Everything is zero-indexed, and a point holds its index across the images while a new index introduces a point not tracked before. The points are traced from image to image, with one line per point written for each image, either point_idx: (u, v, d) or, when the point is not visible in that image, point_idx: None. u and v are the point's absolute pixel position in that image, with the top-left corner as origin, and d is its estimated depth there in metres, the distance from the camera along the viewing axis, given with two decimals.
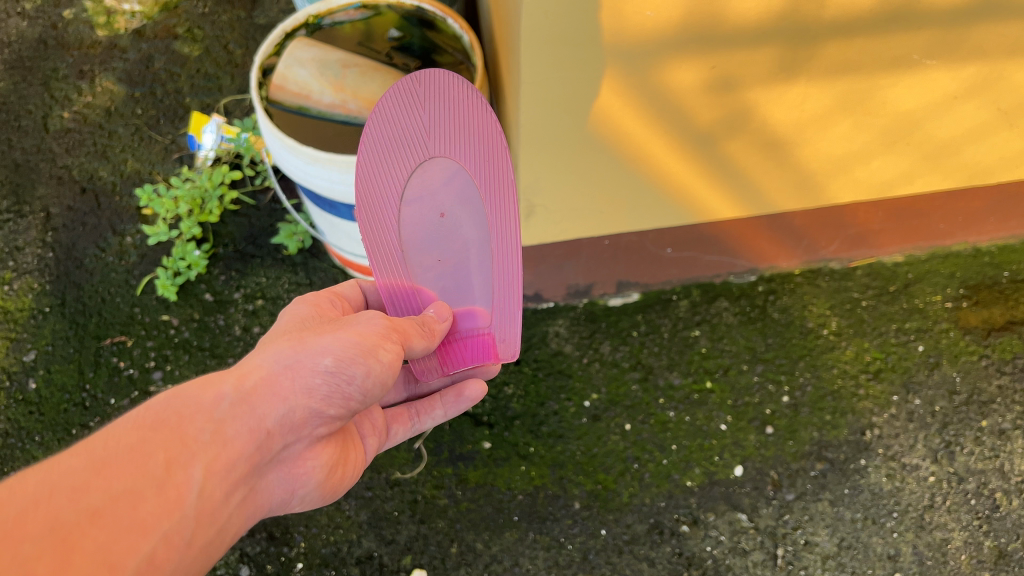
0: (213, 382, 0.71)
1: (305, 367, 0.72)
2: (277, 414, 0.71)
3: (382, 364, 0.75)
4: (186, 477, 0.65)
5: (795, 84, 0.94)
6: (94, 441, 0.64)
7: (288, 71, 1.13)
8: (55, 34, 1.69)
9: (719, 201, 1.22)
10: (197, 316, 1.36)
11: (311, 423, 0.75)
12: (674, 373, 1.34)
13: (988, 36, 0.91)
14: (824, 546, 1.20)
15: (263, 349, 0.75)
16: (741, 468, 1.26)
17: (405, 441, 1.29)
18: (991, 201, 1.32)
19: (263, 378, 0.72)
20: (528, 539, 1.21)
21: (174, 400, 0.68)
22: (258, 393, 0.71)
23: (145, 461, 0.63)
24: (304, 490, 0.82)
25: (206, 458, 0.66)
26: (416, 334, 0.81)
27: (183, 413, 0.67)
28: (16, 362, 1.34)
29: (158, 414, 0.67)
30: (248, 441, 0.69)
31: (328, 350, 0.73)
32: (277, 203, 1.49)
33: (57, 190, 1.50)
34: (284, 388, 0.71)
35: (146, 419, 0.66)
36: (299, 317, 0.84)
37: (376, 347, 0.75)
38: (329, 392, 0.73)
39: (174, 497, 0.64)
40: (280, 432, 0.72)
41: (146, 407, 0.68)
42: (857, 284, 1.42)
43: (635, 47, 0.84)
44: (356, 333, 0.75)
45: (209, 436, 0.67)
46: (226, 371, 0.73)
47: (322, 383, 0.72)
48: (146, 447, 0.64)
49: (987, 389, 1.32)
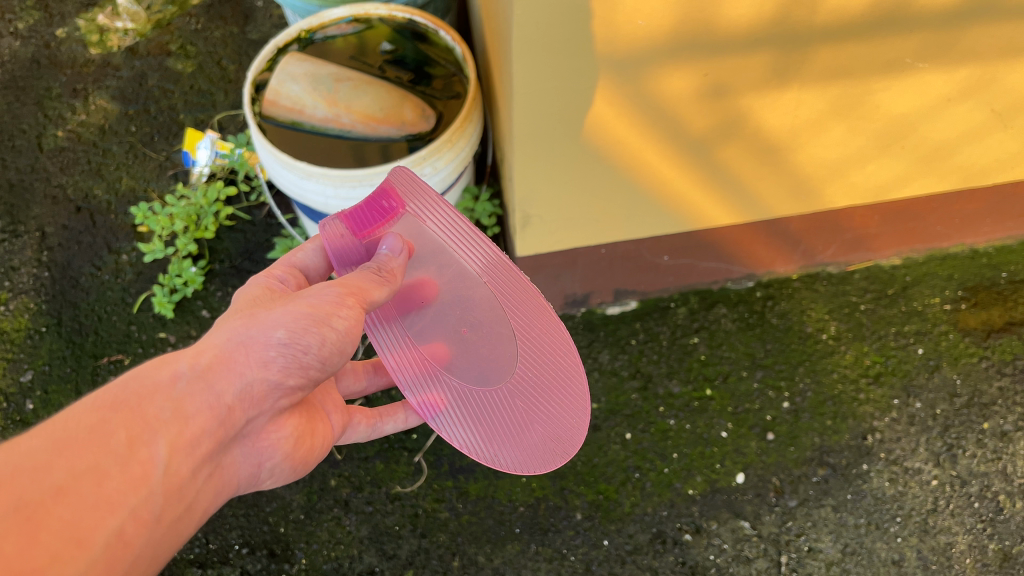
0: (167, 360, 0.67)
1: (259, 341, 0.70)
2: (237, 387, 0.69)
3: (338, 332, 0.73)
4: (150, 454, 0.62)
5: (788, 89, 0.94)
6: (51, 423, 0.60)
7: (280, 86, 1.11)
8: (48, 53, 1.69)
9: (714, 207, 1.21)
10: (194, 332, 1.36)
11: (272, 397, 0.73)
12: (674, 381, 1.33)
13: (981, 37, 0.90)
14: (827, 553, 1.20)
15: (216, 327, 0.72)
16: (743, 476, 1.25)
17: (404, 455, 1.28)
18: (988, 202, 1.32)
19: (218, 354, 0.69)
20: (531, 551, 1.21)
21: (133, 380, 0.64)
22: (214, 369, 0.67)
23: (107, 440, 0.60)
24: (272, 463, 0.80)
25: (170, 433, 0.63)
26: (376, 286, 0.77)
27: (142, 391, 0.64)
28: (13, 382, 1.35)
29: (116, 394, 0.63)
30: (210, 417, 0.67)
31: (280, 323, 0.71)
32: (272, 218, 1.48)
33: (52, 210, 1.50)
34: (240, 363, 0.69)
35: (105, 398, 0.63)
36: (255, 291, 0.81)
37: (329, 316, 0.72)
38: (287, 364, 0.71)
39: (139, 475, 0.61)
40: (242, 407, 0.70)
41: (103, 388, 0.64)
42: (855, 288, 1.42)
43: (627, 55, 0.84)
44: (308, 304, 0.73)
45: (170, 413, 0.64)
46: (181, 350, 0.69)
47: (276, 357, 0.70)
48: (107, 427, 0.61)
49: (988, 391, 1.31)
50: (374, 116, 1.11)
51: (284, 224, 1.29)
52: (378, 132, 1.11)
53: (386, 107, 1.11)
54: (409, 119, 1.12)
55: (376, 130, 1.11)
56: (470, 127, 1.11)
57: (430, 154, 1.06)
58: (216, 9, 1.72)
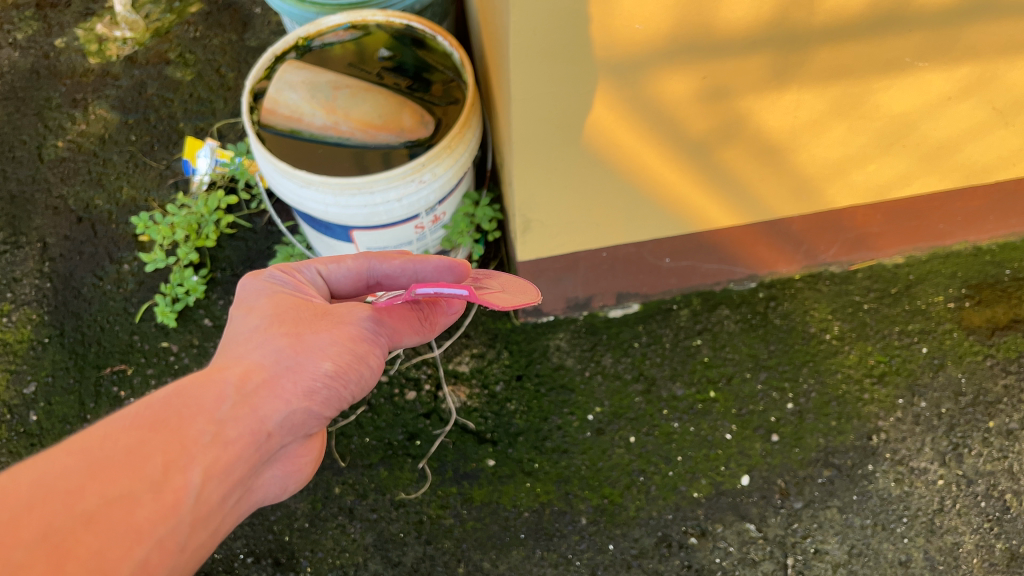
0: (212, 380, 0.68)
1: (305, 369, 0.73)
2: (277, 415, 0.71)
3: (371, 369, 0.80)
4: (185, 480, 0.62)
5: (787, 91, 0.94)
6: (84, 441, 0.60)
7: (278, 94, 1.11)
8: (47, 64, 1.69)
9: (715, 209, 1.21)
10: (197, 341, 1.36)
11: (306, 425, 0.77)
12: (678, 384, 1.33)
13: (981, 35, 0.90)
14: (834, 555, 1.20)
15: (256, 344, 0.73)
16: (748, 478, 1.25)
17: (408, 462, 1.28)
18: (991, 200, 1.31)
19: (264, 379, 0.71)
20: (536, 556, 1.21)
21: (175, 401, 0.65)
22: (260, 395, 0.70)
23: (143, 464, 0.60)
24: (291, 483, 0.84)
25: (206, 460, 0.64)
26: (411, 333, 0.84)
27: (184, 414, 0.65)
28: (16, 394, 1.36)
29: (158, 413, 0.64)
30: (249, 442, 0.68)
31: (327, 354, 0.75)
32: (273, 226, 1.48)
33: (53, 221, 1.50)
34: (286, 390, 0.72)
35: (145, 419, 0.63)
36: (288, 298, 0.79)
37: (368, 355, 0.78)
38: (326, 395, 0.75)
39: (170, 502, 0.61)
40: (279, 434, 0.72)
41: (142, 406, 0.64)
42: (859, 288, 1.41)
43: (625, 59, 0.84)
44: (351, 338, 0.77)
45: (209, 438, 0.65)
46: (220, 368, 0.70)
47: (321, 387, 0.74)
48: (145, 449, 0.61)
49: (993, 389, 1.31)
50: (373, 123, 1.11)
51: (283, 231, 1.29)
52: (377, 139, 1.11)
53: (385, 114, 1.11)
54: (408, 125, 1.12)
55: (375, 138, 1.11)
56: (468, 133, 1.10)
57: (429, 161, 1.05)
58: (215, 17, 1.72)
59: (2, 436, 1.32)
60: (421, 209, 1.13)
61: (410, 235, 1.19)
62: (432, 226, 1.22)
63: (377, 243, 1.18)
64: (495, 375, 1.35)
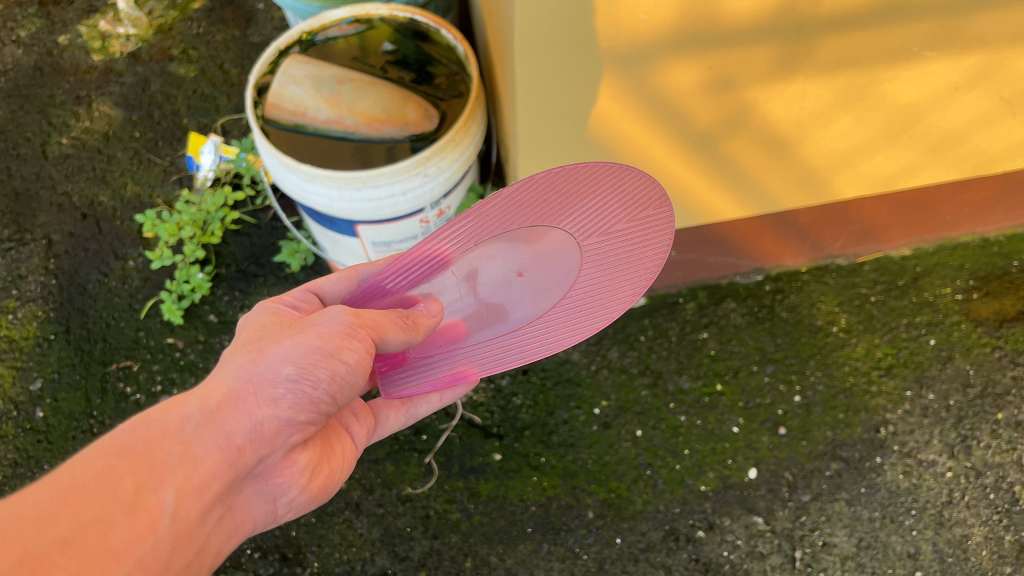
0: (178, 403, 0.68)
1: (266, 379, 0.69)
2: (246, 427, 0.68)
3: (348, 365, 0.71)
4: (157, 501, 0.63)
5: (793, 81, 0.93)
6: (60, 472, 0.62)
7: (282, 89, 1.11)
8: (51, 61, 1.69)
9: (721, 201, 1.21)
10: (202, 337, 1.37)
11: (286, 434, 0.71)
12: (684, 377, 1.33)
13: (989, 25, 0.89)
14: (842, 547, 1.20)
15: (225, 364, 0.72)
16: (755, 471, 1.25)
17: (415, 456, 1.28)
18: (998, 190, 1.30)
19: (226, 395, 0.68)
20: (543, 550, 1.21)
21: (141, 427, 0.66)
22: (223, 411, 0.67)
23: (113, 488, 0.61)
24: (288, 498, 0.78)
25: (176, 479, 0.64)
26: (393, 328, 0.78)
27: (149, 437, 0.65)
28: (22, 391, 1.36)
29: (125, 440, 0.65)
30: (220, 459, 0.67)
31: (288, 358, 0.70)
32: (278, 221, 1.48)
33: (58, 218, 1.50)
34: (249, 402, 0.68)
35: (115, 446, 0.64)
36: (266, 320, 0.82)
37: (337, 350, 0.71)
38: (297, 400, 0.70)
39: (145, 523, 0.62)
40: (255, 447, 0.69)
41: (112, 435, 0.66)
42: (866, 280, 1.40)
43: (631, 50, 0.83)
44: (317, 337, 0.72)
45: (176, 458, 0.65)
46: (190, 390, 0.70)
47: (286, 393, 0.69)
48: (114, 473, 0.62)
49: (1001, 381, 1.30)
50: (377, 117, 1.10)
51: (289, 226, 1.28)
52: (381, 133, 1.11)
53: (389, 108, 1.11)
54: (412, 119, 1.11)
55: (380, 131, 1.11)
56: (473, 126, 1.10)
57: (434, 154, 1.05)
58: (218, 13, 1.72)
59: (9, 433, 1.33)
60: (427, 204, 1.13)
61: (415, 229, 1.19)
62: (438, 220, 1.21)
63: (382, 237, 1.18)
64: (501, 370, 1.35)
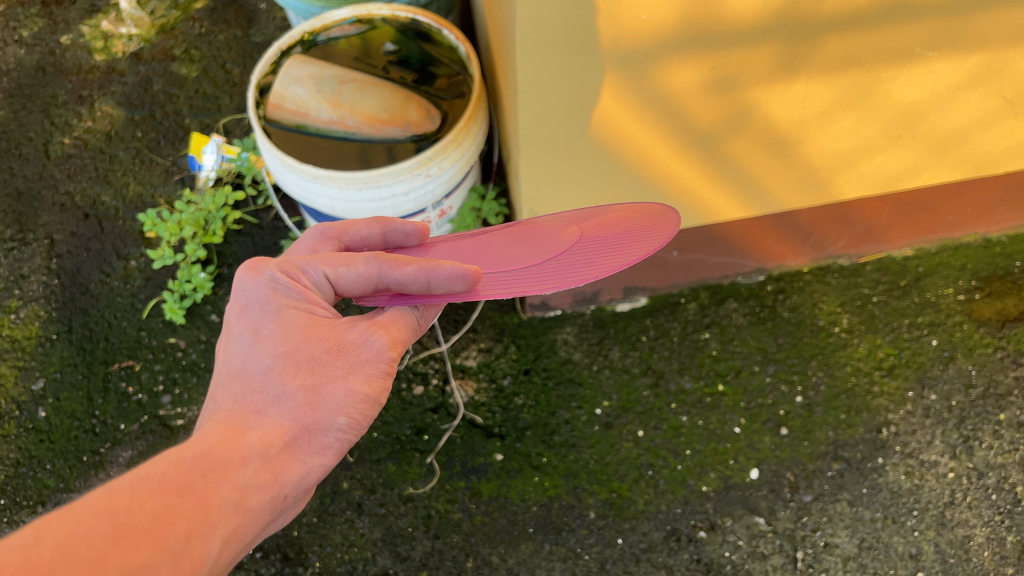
0: (236, 443, 0.66)
1: (320, 426, 0.71)
2: (295, 478, 0.69)
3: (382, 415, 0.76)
4: (205, 550, 0.60)
5: (795, 81, 0.93)
6: (109, 504, 0.57)
7: (284, 89, 1.11)
8: (53, 61, 1.69)
9: (724, 201, 1.20)
10: (204, 337, 1.37)
11: (316, 481, 0.74)
12: (686, 377, 1.33)
13: (991, 24, 0.89)
14: (844, 548, 1.20)
15: (274, 402, 0.70)
16: (757, 471, 1.25)
17: (416, 456, 1.28)
18: (1000, 191, 1.30)
19: (286, 441, 0.69)
20: (544, 550, 1.21)
21: (202, 465, 0.63)
22: (281, 459, 0.68)
23: (167, 532, 0.58)
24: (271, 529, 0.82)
25: (227, 527, 0.62)
26: (412, 337, 0.79)
27: (210, 478, 0.63)
28: (25, 391, 1.36)
29: (184, 477, 0.62)
30: (267, 507, 0.66)
31: (343, 409, 0.71)
32: (280, 221, 1.49)
33: (60, 218, 1.51)
34: (302, 450, 0.70)
35: (166, 484, 0.60)
36: (295, 318, 0.73)
37: (383, 402, 0.75)
38: (339, 448, 0.73)
39: (189, 572, 0.58)
40: (292, 494, 0.70)
41: (168, 469, 0.62)
42: (867, 280, 1.40)
43: (633, 50, 0.83)
44: (369, 385, 0.73)
45: (231, 505, 0.63)
46: (242, 427, 0.68)
47: (333, 442, 0.72)
48: (169, 516, 0.59)
49: (1003, 382, 1.30)
50: (379, 117, 1.10)
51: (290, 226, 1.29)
52: (383, 133, 1.11)
53: (391, 108, 1.11)
54: (414, 119, 1.11)
55: (382, 132, 1.11)
56: (475, 126, 1.10)
57: (436, 154, 1.05)
58: (220, 13, 1.72)
59: (11, 433, 1.33)
60: (428, 204, 1.13)
61: None
62: (439, 221, 1.21)
63: None
64: (503, 370, 1.35)
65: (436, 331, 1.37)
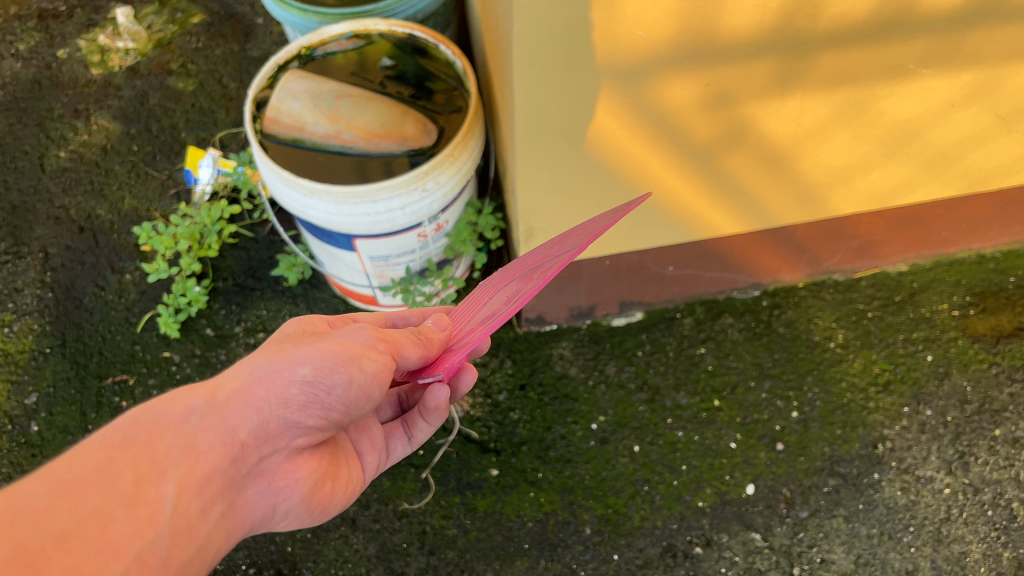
0: (185, 394, 0.68)
1: (280, 378, 0.69)
2: (252, 424, 0.68)
3: (367, 374, 0.70)
4: (158, 494, 0.62)
5: (791, 98, 0.94)
6: (59, 464, 0.61)
7: (280, 103, 1.11)
8: (49, 74, 1.69)
9: (719, 216, 1.21)
10: (199, 351, 1.37)
11: (289, 434, 0.72)
12: (682, 393, 1.32)
13: (984, 42, 0.90)
14: (840, 564, 1.19)
15: (240, 360, 0.72)
16: (753, 487, 1.24)
17: (411, 472, 1.27)
18: (993, 207, 1.31)
19: (237, 388, 0.68)
20: (540, 567, 1.20)
21: (146, 417, 0.65)
22: (231, 404, 0.67)
23: (113, 480, 0.60)
24: (287, 505, 0.77)
25: (179, 472, 0.63)
26: (412, 345, 0.76)
27: (153, 428, 0.64)
28: (17, 405, 1.35)
29: (128, 432, 0.64)
30: (224, 453, 0.66)
31: (305, 360, 0.70)
32: (276, 235, 1.49)
33: (55, 231, 1.50)
34: (258, 398, 0.68)
35: (115, 437, 0.64)
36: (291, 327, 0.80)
37: (358, 357, 0.70)
38: (307, 402, 0.69)
39: (146, 517, 0.60)
40: (256, 443, 0.69)
41: (115, 426, 0.65)
42: (862, 296, 1.41)
43: (628, 66, 0.84)
44: (337, 343, 0.72)
45: (180, 451, 0.64)
46: (199, 383, 0.70)
47: (299, 394, 0.69)
48: (114, 466, 0.61)
49: (998, 398, 1.30)
50: (376, 132, 1.11)
51: (287, 239, 1.28)
52: (380, 148, 1.11)
53: (388, 122, 1.11)
54: (411, 134, 1.11)
55: (378, 146, 1.11)
56: (471, 142, 1.10)
57: (432, 169, 1.05)
58: (217, 28, 1.73)
59: (2, 447, 1.32)
60: (425, 218, 1.13)
61: (413, 243, 1.19)
62: (435, 235, 1.21)
63: (380, 251, 1.18)
64: (498, 385, 1.34)
65: None
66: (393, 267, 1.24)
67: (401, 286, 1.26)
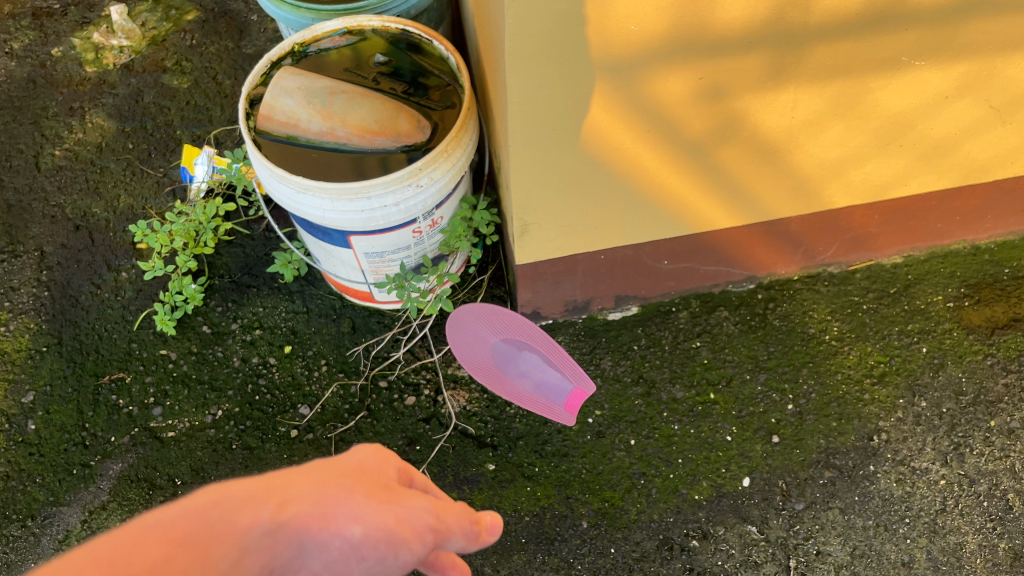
0: (253, 502, 0.55)
1: (335, 526, 0.58)
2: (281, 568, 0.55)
3: (401, 561, 0.63)
4: None
5: (784, 90, 0.94)
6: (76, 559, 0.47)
7: (274, 100, 1.11)
8: (44, 72, 1.69)
9: (713, 210, 1.21)
10: (195, 348, 1.38)
11: None
12: (677, 386, 1.33)
13: (975, 33, 0.90)
14: (836, 556, 1.19)
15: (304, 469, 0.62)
16: (749, 480, 1.25)
17: (408, 467, 1.27)
18: (988, 198, 1.31)
19: (297, 509, 0.57)
20: (537, 561, 1.20)
21: (211, 514, 0.53)
22: (285, 532, 0.55)
23: None
24: None
25: None
26: (461, 536, 0.71)
27: (214, 532, 0.52)
28: (14, 404, 1.35)
29: (183, 530, 0.51)
30: None
31: (362, 517, 0.59)
32: (272, 232, 1.50)
33: (50, 230, 1.50)
34: (307, 540, 0.56)
35: (177, 531, 0.51)
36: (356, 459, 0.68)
37: (403, 544, 0.62)
38: (335, 561, 0.59)
39: None
40: None
41: (177, 517, 0.53)
42: (857, 288, 1.41)
43: (622, 59, 0.84)
44: (401, 517, 0.62)
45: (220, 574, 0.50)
46: (263, 485, 0.58)
47: (337, 554, 0.58)
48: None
49: (994, 389, 1.31)
50: (370, 128, 1.10)
51: (283, 237, 1.28)
52: (374, 144, 1.10)
53: (382, 119, 1.11)
54: (404, 130, 1.11)
55: (372, 143, 1.11)
56: (465, 137, 1.11)
57: (426, 165, 1.06)
58: (211, 25, 1.73)
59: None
60: (419, 214, 1.13)
61: (408, 239, 1.19)
62: (430, 231, 1.21)
63: (375, 248, 1.18)
64: None
65: (428, 340, 1.38)
66: (388, 263, 1.24)
67: (396, 282, 1.23)
